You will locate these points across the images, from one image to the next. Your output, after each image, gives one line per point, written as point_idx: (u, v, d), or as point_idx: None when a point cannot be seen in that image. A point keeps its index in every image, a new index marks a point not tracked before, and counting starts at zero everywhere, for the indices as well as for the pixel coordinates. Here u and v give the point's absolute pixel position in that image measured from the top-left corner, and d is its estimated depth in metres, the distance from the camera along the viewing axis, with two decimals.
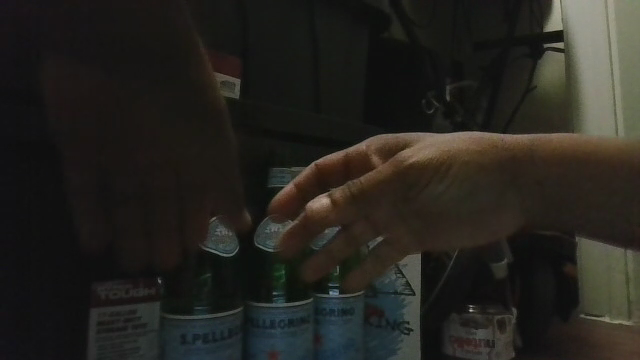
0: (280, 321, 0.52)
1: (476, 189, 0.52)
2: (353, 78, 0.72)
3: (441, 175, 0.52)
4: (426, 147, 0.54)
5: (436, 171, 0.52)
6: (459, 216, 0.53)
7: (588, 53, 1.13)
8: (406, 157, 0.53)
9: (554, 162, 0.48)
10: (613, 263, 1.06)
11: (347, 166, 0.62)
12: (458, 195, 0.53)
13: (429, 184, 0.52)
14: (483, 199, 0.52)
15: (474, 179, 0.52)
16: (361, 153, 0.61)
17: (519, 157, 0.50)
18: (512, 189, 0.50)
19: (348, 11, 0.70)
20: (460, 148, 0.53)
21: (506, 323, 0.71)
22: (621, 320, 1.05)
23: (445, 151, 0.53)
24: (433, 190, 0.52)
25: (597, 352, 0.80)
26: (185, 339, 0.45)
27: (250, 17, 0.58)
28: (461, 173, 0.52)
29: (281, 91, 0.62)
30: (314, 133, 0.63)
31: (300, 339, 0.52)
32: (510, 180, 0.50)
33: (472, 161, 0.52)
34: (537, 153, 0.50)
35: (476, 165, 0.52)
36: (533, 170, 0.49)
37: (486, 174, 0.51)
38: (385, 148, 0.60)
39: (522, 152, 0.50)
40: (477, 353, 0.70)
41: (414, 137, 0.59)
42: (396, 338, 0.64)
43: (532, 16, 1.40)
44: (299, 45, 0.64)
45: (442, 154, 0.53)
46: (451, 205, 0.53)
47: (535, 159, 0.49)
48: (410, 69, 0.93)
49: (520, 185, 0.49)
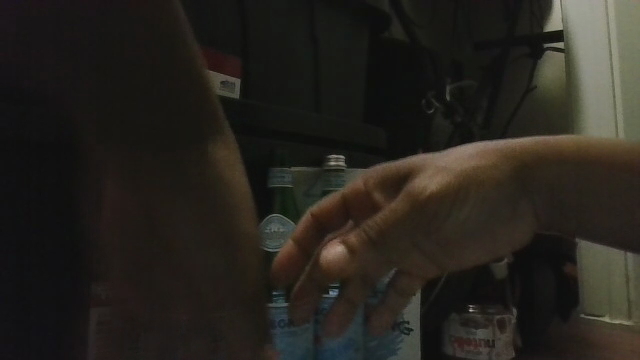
0: (280, 321, 0.53)
1: (497, 206, 0.47)
2: (353, 78, 0.72)
3: (457, 202, 0.45)
4: (435, 170, 0.45)
5: (454, 199, 0.45)
6: (470, 236, 0.49)
7: (588, 52, 1.13)
8: (421, 187, 0.44)
9: (569, 163, 0.46)
10: (613, 264, 1.06)
11: (344, 205, 0.51)
12: (483, 216, 0.47)
13: (448, 213, 0.46)
14: (505, 209, 0.48)
15: (492, 196, 0.46)
16: (359, 190, 0.50)
17: (521, 174, 0.46)
18: (522, 200, 0.48)
19: (348, 11, 0.70)
20: (472, 166, 0.46)
21: (505, 322, 0.70)
22: (621, 320, 1.05)
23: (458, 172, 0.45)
24: (452, 220, 0.46)
25: (598, 354, 0.80)
26: None
27: (249, 17, 0.58)
28: (480, 194, 0.46)
29: (280, 91, 0.62)
30: (317, 134, 0.63)
31: (299, 339, 0.54)
32: (521, 189, 0.47)
33: (489, 179, 0.46)
34: (549, 157, 0.46)
35: (494, 182, 0.46)
36: (545, 172, 0.46)
37: (500, 187, 0.46)
38: (386, 175, 0.49)
39: (534, 156, 0.46)
40: (477, 353, 0.69)
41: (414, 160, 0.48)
42: (396, 338, 0.64)
43: (532, 15, 1.40)
44: (299, 46, 0.64)
45: (457, 177, 0.45)
46: (470, 229, 0.48)
47: (549, 164, 0.46)
48: (410, 69, 0.93)
49: (532, 193, 0.47)
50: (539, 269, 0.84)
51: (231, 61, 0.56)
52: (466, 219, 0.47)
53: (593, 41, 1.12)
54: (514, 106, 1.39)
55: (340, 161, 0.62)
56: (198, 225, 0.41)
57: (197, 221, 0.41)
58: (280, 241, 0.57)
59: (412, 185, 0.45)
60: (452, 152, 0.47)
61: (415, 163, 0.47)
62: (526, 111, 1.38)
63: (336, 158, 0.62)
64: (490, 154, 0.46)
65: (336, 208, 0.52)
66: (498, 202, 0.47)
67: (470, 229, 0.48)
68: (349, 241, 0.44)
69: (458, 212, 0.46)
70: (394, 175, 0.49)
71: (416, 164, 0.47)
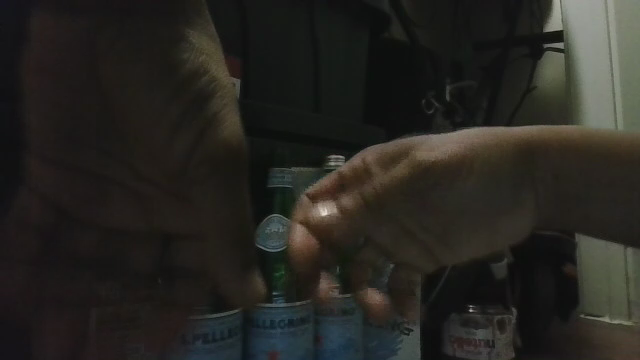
0: (280, 321, 0.52)
1: (499, 192, 0.48)
2: (353, 78, 0.72)
3: (456, 177, 0.47)
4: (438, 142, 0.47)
5: (454, 171, 0.46)
6: (465, 228, 0.48)
7: (588, 53, 1.13)
8: (422, 154, 0.47)
9: (580, 155, 0.46)
10: (613, 264, 1.06)
11: (338, 184, 0.51)
12: (484, 196, 0.47)
13: (444, 187, 0.47)
14: (508, 200, 0.48)
15: (496, 180, 0.47)
16: (357, 164, 0.50)
17: (527, 158, 0.47)
18: (528, 193, 0.48)
19: (348, 11, 0.70)
20: (481, 143, 0.47)
21: (505, 323, 0.71)
22: (621, 320, 1.05)
23: (465, 147, 0.47)
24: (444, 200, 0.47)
25: (598, 353, 0.80)
26: (186, 338, 0.47)
27: (250, 17, 0.59)
28: (486, 168, 0.47)
29: (280, 90, 0.62)
30: (315, 132, 0.63)
31: (299, 339, 0.53)
32: (528, 176, 0.48)
33: (495, 154, 0.47)
34: (562, 144, 0.47)
35: (501, 157, 0.47)
36: (556, 161, 0.47)
37: (505, 169, 0.47)
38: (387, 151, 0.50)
39: (549, 140, 0.47)
40: (477, 353, 0.69)
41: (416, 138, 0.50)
42: (396, 338, 0.64)
43: (532, 15, 1.40)
44: (299, 45, 0.64)
45: (461, 151, 0.47)
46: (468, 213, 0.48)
47: (559, 152, 0.47)
48: (410, 69, 0.93)
49: (544, 187, 0.48)
50: (539, 268, 0.84)
51: (231, 61, 0.56)
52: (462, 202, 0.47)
53: (593, 41, 1.12)
54: (514, 107, 1.39)
55: (340, 161, 0.62)
56: (209, 200, 0.41)
57: (206, 202, 0.41)
58: (280, 241, 0.56)
59: (414, 155, 0.47)
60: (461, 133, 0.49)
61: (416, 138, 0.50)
62: (526, 111, 1.38)
63: (336, 158, 0.62)
64: (503, 138, 0.47)
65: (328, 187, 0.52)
66: (500, 179, 0.47)
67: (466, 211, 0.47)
68: (343, 203, 0.49)
69: (454, 192, 0.47)
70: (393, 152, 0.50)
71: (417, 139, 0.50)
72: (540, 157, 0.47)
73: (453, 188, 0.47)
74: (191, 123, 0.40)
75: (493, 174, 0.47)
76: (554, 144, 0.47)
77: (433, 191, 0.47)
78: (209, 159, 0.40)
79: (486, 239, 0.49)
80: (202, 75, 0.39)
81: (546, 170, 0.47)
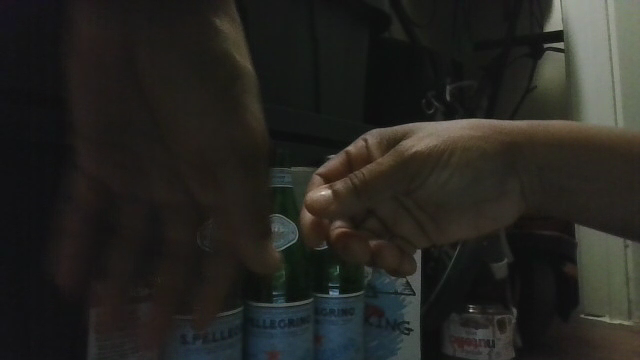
0: (280, 321, 0.52)
1: (481, 176, 0.56)
2: (352, 77, 0.72)
3: (442, 164, 0.54)
4: (425, 134, 0.55)
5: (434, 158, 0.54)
6: (450, 207, 0.60)
7: (588, 50, 1.13)
8: (408, 146, 0.54)
9: (555, 148, 0.54)
10: (613, 263, 1.06)
11: (348, 163, 0.58)
12: (462, 182, 0.56)
13: (431, 173, 0.54)
14: (485, 185, 0.57)
15: (478, 166, 0.55)
16: (362, 149, 0.59)
17: (514, 148, 0.55)
18: (509, 179, 0.57)
19: (348, 10, 0.70)
20: (463, 135, 0.54)
21: (506, 323, 0.70)
22: (622, 320, 1.04)
23: (447, 138, 0.54)
24: (432, 182, 0.56)
25: (598, 352, 0.80)
26: (185, 339, 0.46)
27: (250, 16, 0.58)
28: (463, 158, 0.54)
29: (280, 90, 0.62)
30: (315, 132, 0.63)
31: (300, 339, 0.53)
32: (508, 165, 0.56)
33: (475, 147, 0.54)
34: (535, 138, 0.55)
35: (479, 150, 0.54)
36: (531, 154, 0.55)
37: (486, 157, 0.55)
38: (386, 141, 0.59)
39: (524, 137, 0.55)
40: (477, 353, 0.69)
41: (411, 127, 0.59)
42: (396, 338, 0.65)
43: (532, 16, 1.40)
44: (299, 45, 0.64)
45: (445, 144, 0.54)
46: (450, 192, 0.58)
47: (535, 147, 0.55)
48: (409, 70, 0.93)
49: (519, 175, 0.56)
50: (539, 269, 0.84)
51: None
52: (447, 182, 0.56)
53: (593, 40, 1.13)
54: (513, 107, 1.37)
55: None
56: (237, 185, 0.40)
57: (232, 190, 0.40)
58: (280, 240, 0.57)
59: (401, 146, 0.54)
60: (449, 123, 0.56)
61: (409, 131, 0.58)
62: (526, 112, 1.37)
63: None
64: (482, 129, 0.55)
65: (341, 168, 0.58)
66: (479, 168, 0.55)
67: (448, 191, 0.57)
68: (336, 187, 0.49)
69: (442, 176, 0.55)
70: (391, 142, 0.59)
71: (409, 130, 0.58)
72: (522, 146, 0.55)
73: (439, 174, 0.55)
74: (215, 108, 0.40)
75: (475, 161, 0.55)
76: (540, 138, 0.55)
77: (419, 176, 0.54)
78: (234, 145, 0.40)
79: (476, 219, 0.60)
80: (227, 60, 0.38)
81: (533, 155, 0.55)
